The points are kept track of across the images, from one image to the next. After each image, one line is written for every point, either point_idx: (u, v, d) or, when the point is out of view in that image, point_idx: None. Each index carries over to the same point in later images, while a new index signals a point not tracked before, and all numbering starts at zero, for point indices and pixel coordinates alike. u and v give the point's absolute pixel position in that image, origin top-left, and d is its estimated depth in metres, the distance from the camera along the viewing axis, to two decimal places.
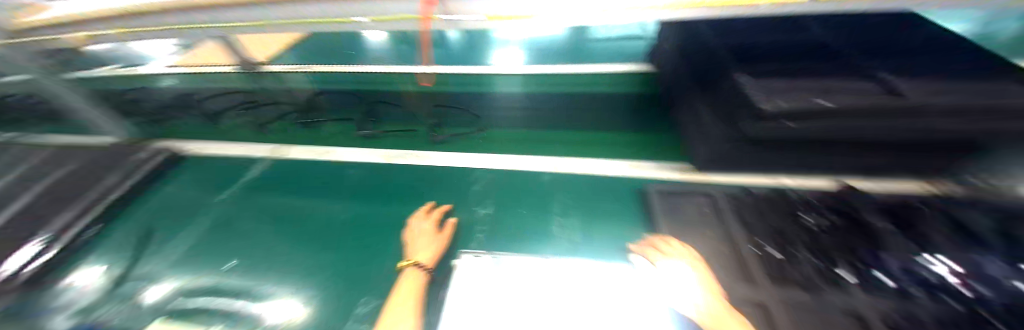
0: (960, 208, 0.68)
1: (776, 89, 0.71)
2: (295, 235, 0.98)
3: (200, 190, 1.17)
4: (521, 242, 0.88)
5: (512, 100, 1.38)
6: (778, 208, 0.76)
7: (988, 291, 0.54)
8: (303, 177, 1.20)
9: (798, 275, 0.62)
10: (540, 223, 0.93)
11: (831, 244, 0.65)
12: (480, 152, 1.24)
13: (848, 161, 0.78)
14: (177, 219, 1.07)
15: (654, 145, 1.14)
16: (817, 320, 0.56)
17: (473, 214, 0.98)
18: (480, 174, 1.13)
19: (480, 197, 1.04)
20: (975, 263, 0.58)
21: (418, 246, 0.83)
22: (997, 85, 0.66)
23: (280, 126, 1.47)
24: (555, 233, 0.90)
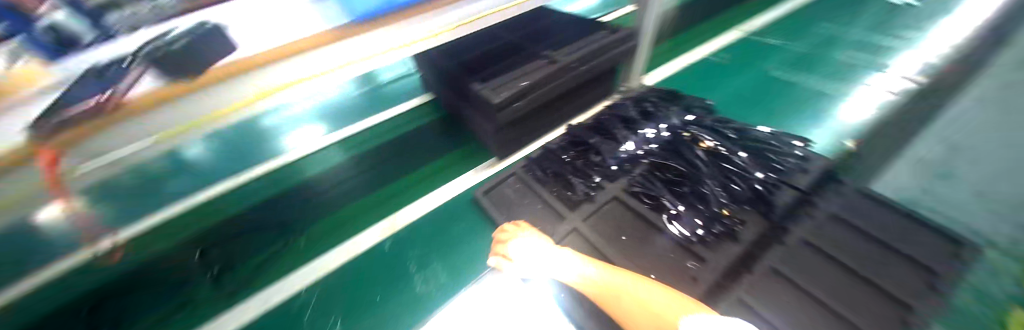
0: (622, 104, 1.11)
1: (502, 83, 0.90)
2: None
3: None
4: (398, 321, 0.79)
5: (330, 179, 1.17)
6: (552, 157, 1.01)
7: (651, 148, 0.95)
8: None
9: (580, 196, 0.89)
10: (404, 294, 0.84)
11: (584, 164, 0.96)
12: (297, 269, 0.92)
13: (570, 107, 1.12)
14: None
15: (467, 155, 1.23)
16: (606, 222, 0.84)
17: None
18: (309, 291, 0.87)
19: (326, 314, 0.82)
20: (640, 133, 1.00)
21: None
22: (602, 30, 1.06)
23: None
24: (425, 293, 0.83)
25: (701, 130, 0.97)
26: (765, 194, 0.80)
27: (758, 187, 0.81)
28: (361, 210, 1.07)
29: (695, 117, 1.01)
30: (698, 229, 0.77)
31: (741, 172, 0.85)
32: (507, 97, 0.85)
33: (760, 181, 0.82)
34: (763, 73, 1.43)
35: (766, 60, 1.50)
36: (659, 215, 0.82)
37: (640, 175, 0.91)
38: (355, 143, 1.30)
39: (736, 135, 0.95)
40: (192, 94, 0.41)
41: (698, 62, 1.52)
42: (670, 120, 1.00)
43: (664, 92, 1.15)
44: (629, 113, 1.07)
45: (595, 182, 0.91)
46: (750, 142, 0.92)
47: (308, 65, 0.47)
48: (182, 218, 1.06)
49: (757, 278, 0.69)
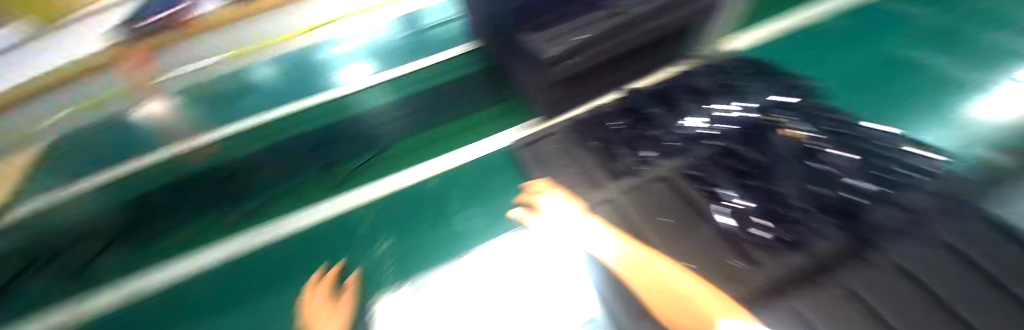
0: (696, 75, 0.97)
1: (559, 34, 0.80)
2: None
3: None
4: (428, 256, 0.85)
5: (377, 117, 1.23)
6: (602, 124, 0.95)
7: (718, 129, 0.84)
8: None
9: (624, 169, 0.82)
10: (438, 232, 0.90)
11: (637, 135, 0.88)
12: (346, 194, 1.02)
13: (630, 69, 0.99)
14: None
15: (508, 111, 1.20)
16: (646, 199, 0.77)
17: (374, 255, 0.87)
18: (358, 212, 0.97)
19: (370, 238, 0.91)
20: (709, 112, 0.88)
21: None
22: None
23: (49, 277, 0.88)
24: (459, 231, 0.88)
25: (788, 120, 0.82)
26: (865, 206, 0.63)
27: (857, 198, 0.64)
28: (401, 153, 1.12)
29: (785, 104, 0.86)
30: (757, 227, 0.66)
31: (829, 176, 0.70)
32: (559, 53, 0.76)
33: (860, 191, 0.65)
34: (887, 49, 1.13)
35: (896, 32, 1.18)
36: (709, 203, 0.73)
37: (699, 158, 0.81)
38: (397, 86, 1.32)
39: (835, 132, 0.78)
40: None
41: (798, 31, 1.25)
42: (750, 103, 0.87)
43: (750, 69, 0.99)
44: (700, 86, 0.94)
45: (646, 156, 0.84)
46: (855, 143, 0.75)
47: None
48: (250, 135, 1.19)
49: (849, 281, 0.52)
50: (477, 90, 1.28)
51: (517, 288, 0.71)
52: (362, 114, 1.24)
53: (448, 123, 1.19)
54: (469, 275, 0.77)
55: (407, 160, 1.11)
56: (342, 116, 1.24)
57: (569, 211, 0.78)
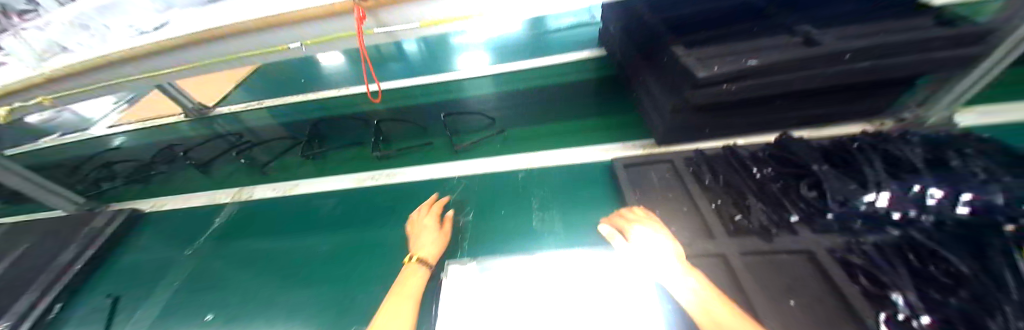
0: (891, 139, 0.73)
1: (712, 55, 0.75)
2: (270, 282, 0.95)
3: (162, 245, 1.13)
4: (506, 240, 0.86)
5: (487, 104, 1.44)
6: (734, 167, 0.79)
7: (920, 216, 0.59)
8: (266, 214, 1.16)
9: (752, 227, 0.66)
10: (520, 223, 0.90)
11: (779, 191, 0.70)
12: (453, 161, 1.20)
13: (792, 114, 0.84)
14: (141, 286, 1.01)
15: (616, 124, 1.17)
16: (772, 274, 0.60)
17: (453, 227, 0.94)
18: (458, 181, 1.10)
19: (459, 206, 1.00)
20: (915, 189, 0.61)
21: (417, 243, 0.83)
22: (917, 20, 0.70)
23: (281, 163, 1.36)
24: (538, 229, 0.87)
25: None
26: None
27: None
28: (509, 138, 1.24)
29: None
30: None
31: None
32: (719, 74, 0.69)
33: None
34: None
35: None
36: (876, 310, 0.51)
37: (867, 244, 0.59)
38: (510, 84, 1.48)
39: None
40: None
41: None
42: (992, 193, 0.57)
43: (998, 147, 0.69)
44: (906, 152, 0.68)
45: (787, 219, 0.65)
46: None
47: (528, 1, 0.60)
48: None
49: None
50: (583, 100, 1.33)
51: (574, 298, 0.63)
52: (479, 98, 1.49)
53: (546, 125, 1.27)
54: (527, 276, 0.69)
55: (504, 149, 1.20)
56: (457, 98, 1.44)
57: (659, 248, 0.64)
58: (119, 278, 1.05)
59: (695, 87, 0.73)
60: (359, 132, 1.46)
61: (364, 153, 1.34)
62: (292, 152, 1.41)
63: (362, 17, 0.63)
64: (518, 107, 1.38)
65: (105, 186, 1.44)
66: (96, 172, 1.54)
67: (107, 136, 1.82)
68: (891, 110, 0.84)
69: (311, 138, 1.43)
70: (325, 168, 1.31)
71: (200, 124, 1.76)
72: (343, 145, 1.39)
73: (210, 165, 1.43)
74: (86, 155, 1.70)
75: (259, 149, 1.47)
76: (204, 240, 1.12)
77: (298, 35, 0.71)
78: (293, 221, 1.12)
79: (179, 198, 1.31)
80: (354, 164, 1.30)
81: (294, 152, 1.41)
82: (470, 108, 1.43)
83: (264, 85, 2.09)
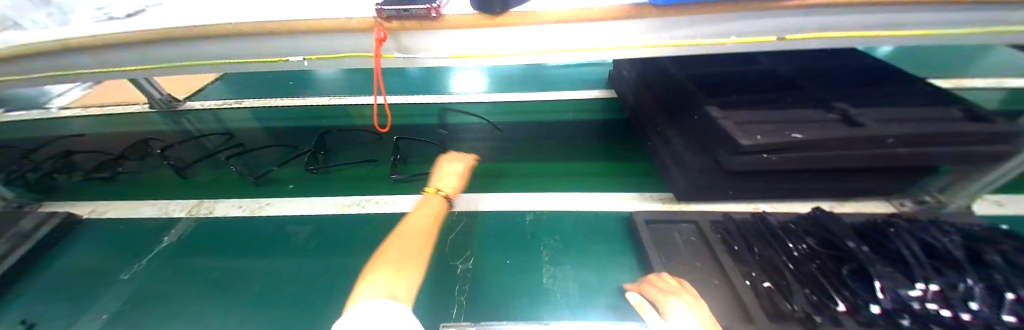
0: (926, 226, 0.71)
1: (750, 120, 0.72)
2: (211, 315, 0.76)
3: (86, 259, 0.92)
4: (516, 299, 0.75)
5: (490, 132, 1.37)
6: (766, 240, 0.75)
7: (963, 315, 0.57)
8: (226, 232, 0.99)
9: (792, 310, 0.61)
10: (530, 277, 0.80)
11: (817, 271, 0.65)
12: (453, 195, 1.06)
13: (819, 186, 0.82)
14: (44, 312, 0.79)
15: (628, 172, 1.13)
16: None
17: (452, 276, 0.81)
18: (459, 219, 0.97)
19: (460, 248, 0.88)
20: (954, 284, 0.59)
21: (440, 178, 0.90)
22: (949, 110, 0.71)
23: (280, 173, 1.21)
24: (550, 288, 0.78)
25: None
26: None
27: None
28: (517, 171, 1.17)
29: None
30: None
31: None
32: (759, 142, 0.66)
33: None
34: None
35: None
36: None
37: None
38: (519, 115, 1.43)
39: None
40: (493, 27, 0.56)
41: None
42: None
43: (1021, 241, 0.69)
44: (938, 244, 0.67)
45: (827, 302, 0.61)
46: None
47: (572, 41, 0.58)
48: None
49: None
50: (595, 140, 1.28)
51: None
52: (484, 126, 1.41)
53: (554, 162, 1.20)
54: None
55: (509, 184, 1.11)
56: None
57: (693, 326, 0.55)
58: (34, 298, 0.83)
59: (731, 152, 0.70)
60: (367, 148, 1.33)
61: (373, 172, 1.21)
62: (296, 161, 1.27)
63: (383, 39, 0.56)
64: (526, 140, 1.32)
65: (50, 178, 1.22)
66: (51, 160, 1.29)
67: (62, 121, 1.59)
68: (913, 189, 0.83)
69: (317, 149, 1.29)
70: (326, 186, 1.16)
71: (170, 118, 1.57)
72: (353, 160, 1.26)
73: (183, 169, 1.25)
74: (20, 141, 1.45)
75: (252, 155, 1.31)
76: (145, 260, 0.91)
77: (310, 48, 0.61)
78: (256, 246, 0.94)
79: (136, 204, 1.11)
80: (362, 184, 1.16)
81: (298, 162, 1.26)
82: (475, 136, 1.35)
83: (255, 83, 1.93)
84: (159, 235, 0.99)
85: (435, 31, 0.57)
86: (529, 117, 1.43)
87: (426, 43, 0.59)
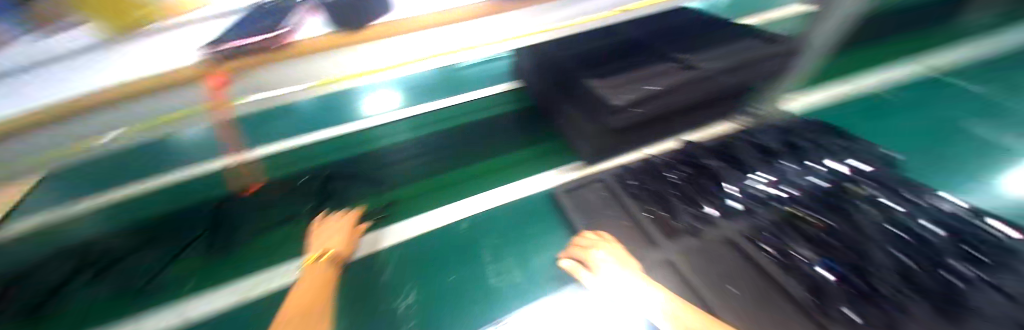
0: (754, 132, 0.93)
1: (620, 84, 0.82)
2: None
3: None
4: (466, 312, 0.76)
5: (406, 149, 1.25)
6: (652, 173, 0.90)
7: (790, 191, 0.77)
8: None
9: (683, 227, 0.77)
10: (474, 285, 0.81)
11: (692, 190, 0.83)
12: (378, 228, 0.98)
13: (688, 123, 0.99)
14: None
15: (545, 152, 1.19)
16: (711, 265, 0.70)
17: (394, 315, 0.77)
18: (390, 252, 0.91)
19: (396, 283, 0.83)
20: (778, 168, 0.81)
21: (320, 242, 0.81)
22: (755, 40, 0.90)
23: None
24: (499, 286, 0.81)
25: (871, 188, 0.74)
26: (969, 292, 0.57)
27: (960, 282, 0.58)
28: (442, 181, 1.12)
29: (864, 169, 0.78)
30: (847, 309, 0.58)
31: (931, 255, 0.62)
32: (629, 101, 0.77)
33: (968, 274, 0.59)
34: (946, 120, 1.14)
35: (948, 101, 1.22)
36: (791, 279, 0.64)
37: (766, 219, 0.73)
38: (427, 122, 1.36)
39: (934, 205, 0.70)
40: (349, 47, 0.41)
41: (855, 91, 1.24)
42: (829, 165, 0.80)
43: (814, 126, 0.93)
44: (764, 142, 0.88)
45: (705, 213, 0.78)
46: (945, 215, 0.68)
47: (460, 36, 0.47)
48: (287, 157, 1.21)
49: None
50: (509, 128, 1.30)
51: None
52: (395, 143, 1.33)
53: (476, 162, 1.18)
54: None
55: (435, 196, 1.08)
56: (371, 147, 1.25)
57: (652, 290, 0.66)
58: None
59: (613, 113, 0.80)
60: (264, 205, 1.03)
61: None
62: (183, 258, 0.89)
63: (217, 87, 0.39)
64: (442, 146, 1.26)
65: None
66: None
67: None
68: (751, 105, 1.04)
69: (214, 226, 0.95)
70: None
71: None
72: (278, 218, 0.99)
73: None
74: None
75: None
76: None
77: (115, 122, 0.36)
78: None
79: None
80: (271, 258, 0.91)
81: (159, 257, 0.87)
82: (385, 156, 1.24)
83: None
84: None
85: (279, 65, 0.40)
86: (438, 121, 1.37)
87: (274, 80, 0.42)
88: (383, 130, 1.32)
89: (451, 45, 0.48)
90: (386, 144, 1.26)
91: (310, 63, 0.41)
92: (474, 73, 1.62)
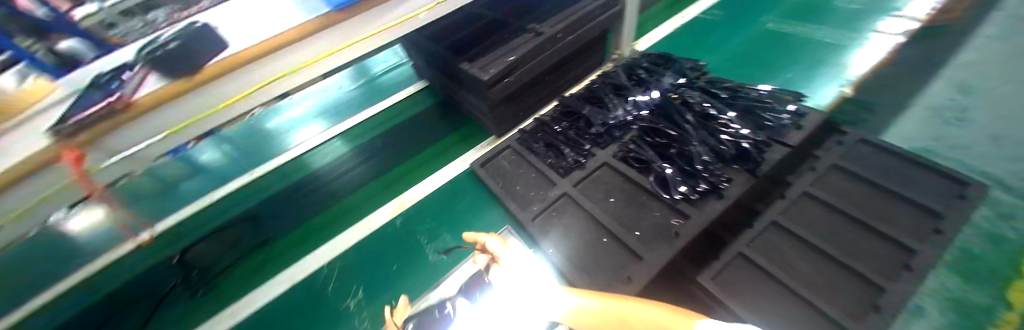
0: (613, 72, 1.13)
1: (489, 61, 0.94)
2: None
3: None
4: (410, 288, 0.87)
5: (341, 167, 1.25)
6: (542, 130, 1.07)
7: (641, 115, 0.97)
8: None
9: (571, 164, 0.95)
10: (412, 273, 0.90)
11: (574, 134, 1.01)
12: (320, 246, 1.03)
13: (563, 78, 1.15)
14: None
15: (466, 135, 1.28)
16: (595, 187, 0.91)
17: (347, 317, 0.85)
18: (330, 268, 0.96)
19: (342, 291, 0.90)
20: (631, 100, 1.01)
21: None
22: None
23: None
24: (438, 258, 0.92)
25: (694, 92, 0.97)
26: (751, 152, 0.81)
27: (744, 145, 0.82)
28: (380, 187, 1.16)
29: (686, 80, 1.01)
30: (682, 187, 0.81)
31: (730, 133, 0.86)
32: (496, 74, 0.90)
33: (747, 139, 0.83)
34: (763, 27, 1.48)
35: (766, 11, 1.55)
36: (647, 178, 0.86)
37: (627, 141, 0.94)
38: (350, 138, 1.36)
39: (730, 96, 0.96)
40: (193, 90, 0.49)
41: (697, 21, 1.54)
42: (661, 84, 1.00)
43: (657, 55, 1.14)
44: (620, 80, 1.08)
45: (586, 149, 0.96)
46: (747, 104, 0.93)
47: (292, 55, 0.56)
48: (209, 212, 1.17)
49: (738, 247, 0.82)
50: (431, 122, 1.36)
51: None
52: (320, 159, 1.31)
53: (406, 161, 1.23)
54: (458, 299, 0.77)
55: (371, 204, 1.12)
56: (298, 177, 1.24)
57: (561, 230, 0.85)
58: None
59: (488, 87, 0.92)
60: (232, 241, 1.07)
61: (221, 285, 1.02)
62: (171, 299, 0.97)
63: (79, 158, 0.46)
64: (369, 156, 1.28)
65: None
66: None
67: None
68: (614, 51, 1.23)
69: (188, 269, 1.01)
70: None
71: None
72: (250, 246, 1.06)
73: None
74: None
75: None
76: None
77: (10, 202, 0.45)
78: None
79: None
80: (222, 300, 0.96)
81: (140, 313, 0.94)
82: (312, 183, 1.21)
83: None
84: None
85: (139, 119, 0.47)
86: (361, 133, 1.37)
87: (143, 129, 0.49)
88: (307, 157, 1.31)
89: (290, 65, 0.57)
90: (312, 170, 1.26)
91: (163, 113, 0.49)
92: (390, 79, 1.64)
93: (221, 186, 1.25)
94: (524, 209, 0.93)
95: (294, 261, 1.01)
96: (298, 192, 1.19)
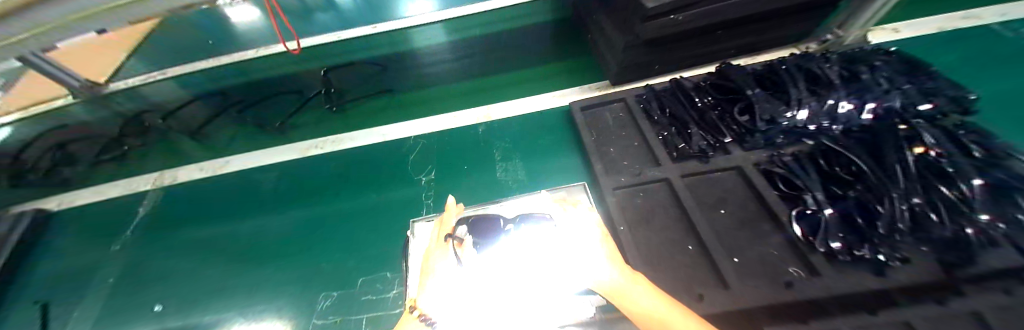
0: (815, 58, 0.84)
1: None
2: (220, 262, 0.86)
3: (84, 249, 0.95)
4: (472, 192, 0.88)
5: (443, 53, 1.21)
6: (675, 97, 0.88)
7: (833, 129, 0.73)
8: (190, 202, 1.01)
9: (696, 151, 0.77)
10: (483, 176, 0.91)
11: (715, 117, 0.81)
12: (414, 118, 1.09)
13: (739, 42, 0.89)
14: (67, 290, 0.87)
15: (578, 67, 1.12)
16: (708, 189, 0.74)
17: (417, 186, 0.92)
18: (415, 142, 1.02)
19: (420, 164, 0.96)
20: (826, 104, 0.75)
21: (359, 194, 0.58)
22: None
23: (218, 128, 1.14)
24: (504, 179, 0.89)
25: (930, 129, 0.68)
26: (972, 245, 0.56)
27: (968, 231, 0.56)
28: (474, 88, 1.13)
29: (932, 111, 0.70)
30: (835, 242, 0.59)
31: (960, 205, 0.57)
32: (666, 4, 0.70)
33: (978, 227, 0.56)
34: None
35: None
36: (787, 208, 0.67)
37: (788, 155, 0.73)
38: (456, 27, 1.25)
39: (981, 155, 0.63)
40: None
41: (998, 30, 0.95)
42: (886, 100, 0.72)
43: (895, 59, 0.81)
44: (822, 72, 0.80)
45: (722, 141, 0.77)
46: (1016, 178, 0.59)
47: None
48: (320, 50, 1.23)
49: None
50: (546, 36, 1.20)
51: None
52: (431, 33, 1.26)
53: (507, 72, 1.14)
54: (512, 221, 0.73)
55: (460, 101, 1.11)
56: (404, 47, 1.24)
57: (648, 207, 0.73)
58: (44, 288, 0.89)
59: (644, 19, 0.73)
60: (361, 79, 1.19)
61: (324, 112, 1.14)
62: (312, 104, 1.15)
63: None
64: (472, 51, 1.21)
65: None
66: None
67: None
68: (833, 30, 0.93)
69: (328, 86, 1.14)
70: (274, 139, 1.11)
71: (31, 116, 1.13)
72: (373, 90, 1.16)
73: (131, 158, 1.12)
74: None
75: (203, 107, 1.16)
76: (129, 232, 0.97)
77: None
78: (224, 209, 0.97)
79: (104, 195, 1.06)
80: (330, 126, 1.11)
81: (283, 106, 1.15)
82: (414, 58, 1.21)
83: None
84: (132, 210, 1.02)
85: None
86: (470, 26, 1.25)
87: None
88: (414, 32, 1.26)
89: None
90: (418, 45, 1.24)
91: None
92: None
93: (340, 28, 1.30)
94: (611, 175, 0.80)
95: (389, 121, 1.10)
96: (399, 62, 1.20)
